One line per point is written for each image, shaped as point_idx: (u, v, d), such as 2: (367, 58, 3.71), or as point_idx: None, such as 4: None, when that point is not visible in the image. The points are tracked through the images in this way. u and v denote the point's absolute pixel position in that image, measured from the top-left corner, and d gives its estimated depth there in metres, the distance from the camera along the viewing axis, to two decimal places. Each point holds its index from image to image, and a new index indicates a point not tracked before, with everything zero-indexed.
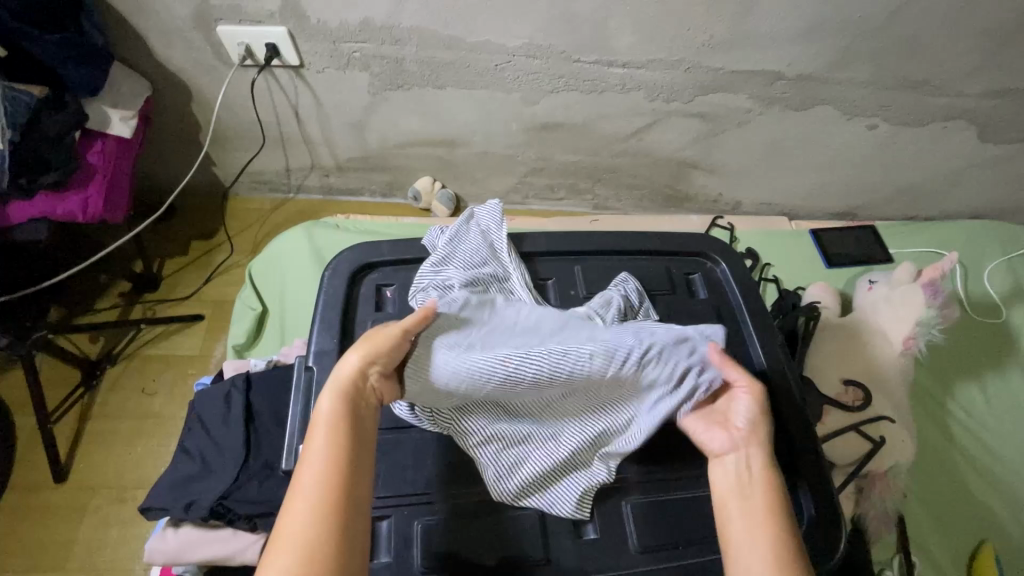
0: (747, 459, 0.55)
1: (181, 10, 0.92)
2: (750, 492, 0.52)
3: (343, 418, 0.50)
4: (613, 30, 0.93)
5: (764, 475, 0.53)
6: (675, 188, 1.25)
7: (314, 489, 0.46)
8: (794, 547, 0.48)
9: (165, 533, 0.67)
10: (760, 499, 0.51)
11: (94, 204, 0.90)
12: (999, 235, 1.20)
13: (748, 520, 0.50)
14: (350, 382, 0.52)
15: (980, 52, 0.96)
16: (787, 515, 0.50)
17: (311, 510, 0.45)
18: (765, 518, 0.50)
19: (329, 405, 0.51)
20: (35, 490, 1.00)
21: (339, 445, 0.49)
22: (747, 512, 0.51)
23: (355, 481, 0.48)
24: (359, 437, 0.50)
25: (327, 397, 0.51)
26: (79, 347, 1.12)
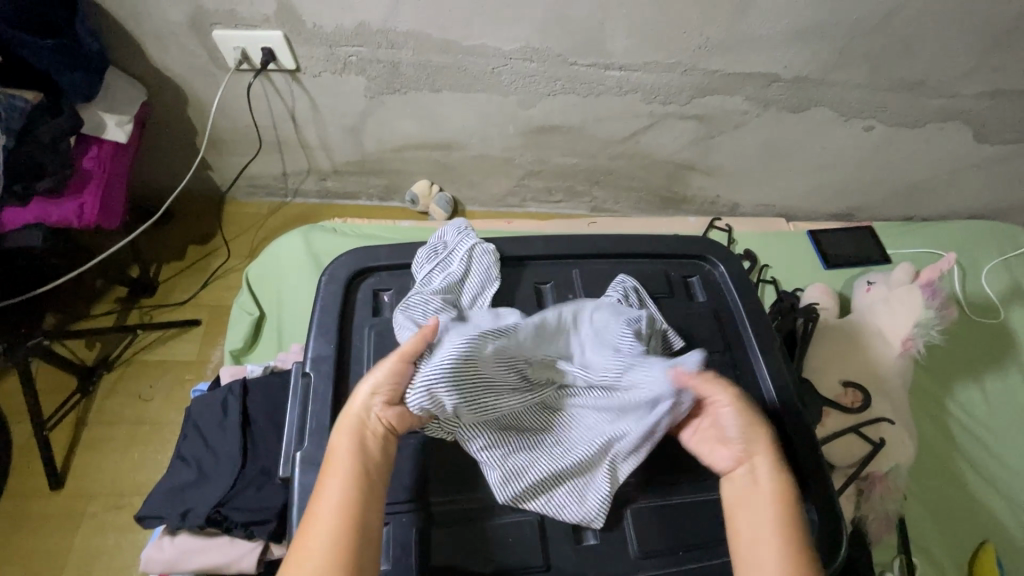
0: (752, 471, 0.54)
1: (175, 14, 0.92)
2: (759, 504, 0.52)
3: (357, 453, 0.51)
4: (610, 34, 0.93)
5: (770, 487, 0.53)
6: (673, 190, 1.25)
7: (330, 523, 0.47)
8: (807, 562, 0.49)
9: (161, 542, 0.66)
10: (767, 511, 0.52)
11: (89, 209, 0.90)
12: (996, 235, 1.20)
13: (756, 531, 0.51)
14: (356, 418, 0.53)
15: (975, 53, 0.96)
16: (799, 528, 0.51)
17: (326, 546, 0.46)
18: (773, 535, 0.50)
19: (344, 441, 0.52)
20: (30, 497, 0.99)
21: (354, 479, 0.50)
22: (751, 528, 0.52)
23: (369, 516, 0.49)
24: (372, 473, 0.51)
25: (342, 432, 0.53)
26: (75, 353, 1.11)
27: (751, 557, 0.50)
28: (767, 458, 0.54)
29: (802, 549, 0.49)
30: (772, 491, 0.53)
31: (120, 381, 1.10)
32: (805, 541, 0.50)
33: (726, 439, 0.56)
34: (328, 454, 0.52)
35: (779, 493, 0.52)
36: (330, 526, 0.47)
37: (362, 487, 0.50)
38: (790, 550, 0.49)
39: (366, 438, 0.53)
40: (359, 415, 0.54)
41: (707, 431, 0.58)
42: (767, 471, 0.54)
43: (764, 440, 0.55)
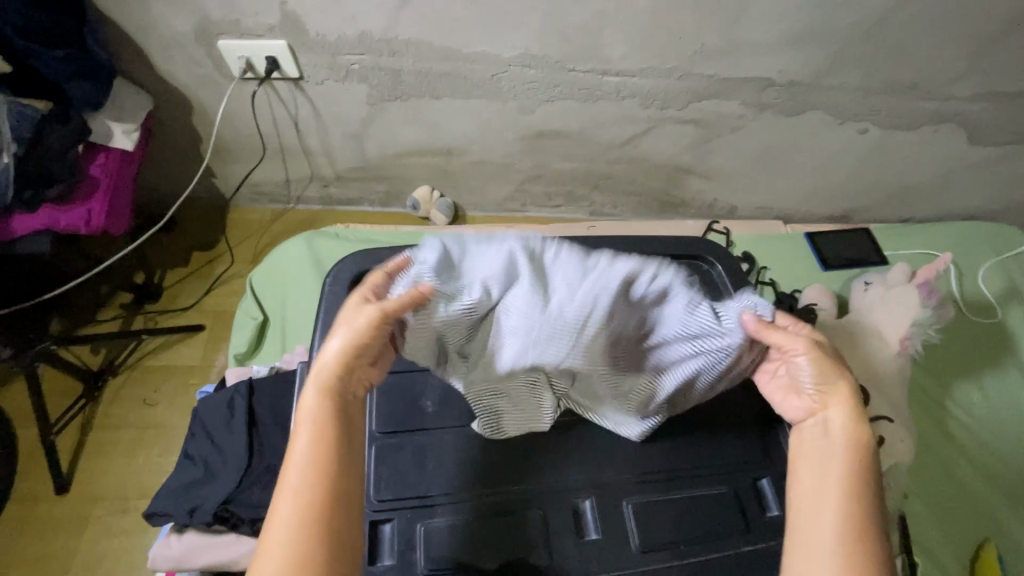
0: (828, 420, 0.50)
1: (183, 24, 0.94)
2: (827, 455, 0.48)
3: (328, 412, 0.47)
4: (607, 40, 0.95)
5: (844, 440, 0.48)
6: (671, 194, 1.27)
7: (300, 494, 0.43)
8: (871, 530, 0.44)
9: (168, 539, 0.68)
10: (835, 465, 0.47)
11: (97, 215, 0.91)
12: (991, 236, 1.21)
13: (819, 481, 0.47)
14: (334, 377, 0.48)
15: (964, 57, 0.98)
16: (870, 491, 0.46)
17: (296, 511, 0.43)
18: (835, 486, 0.46)
19: (313, 399, 0.47)
20: (36, 501, 1.00)
21: (325, 443, 0.46)
22: (814, 477, 0.48)
23: (342, 483, 0.45)
24: (342, 434, 0.47)
25: (310, 387, 0.48)
26: (81, 358, 1.12)
27: (806, 505, 0.47)
28: (845, 409, 0.49)
29: (868, 511, 0.45)
30: (844, 446, 0.48)
31: (126, 385, 1.11)
32: (874, 505, 0.46)
33: (799, 388, 0.53)
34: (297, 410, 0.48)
35: (855, 452, 0.47)
36: (302, 492, 0.43)
37: (331, 449, 0.45)
38: (855, 510, 0.45)
39: (344, 399, 0.49)
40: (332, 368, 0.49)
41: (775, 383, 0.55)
42: (845, 425, 0.49)
43: (850, 394, 0.50)
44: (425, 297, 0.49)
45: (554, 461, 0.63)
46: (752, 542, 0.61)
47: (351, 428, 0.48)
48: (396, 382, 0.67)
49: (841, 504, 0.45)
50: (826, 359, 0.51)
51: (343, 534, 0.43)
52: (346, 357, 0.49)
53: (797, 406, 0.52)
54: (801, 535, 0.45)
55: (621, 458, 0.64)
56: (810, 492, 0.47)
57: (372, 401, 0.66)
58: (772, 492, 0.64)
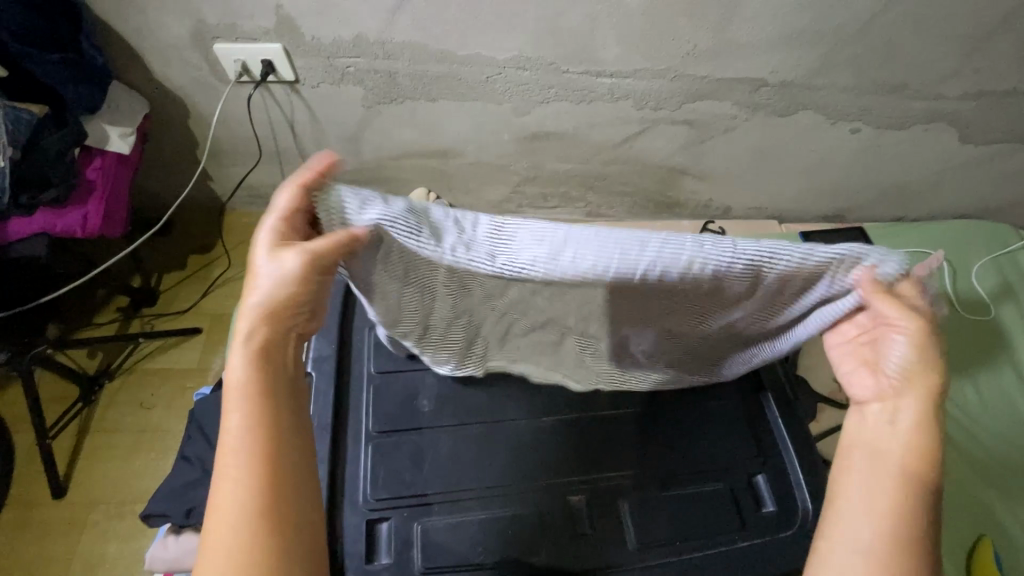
0: (899, 415, 0.48)
1: (178, 29, 0.94)
2: (886, 452, 0.47)
3: (255, 385, 0.44)
4: (600, 42, 0.96)
5: (909, 436, 0.47)
6: (665, 194, 1.28)
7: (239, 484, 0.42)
8: (915, 531, 0.44)
9: (166, 540, 0.69)
10: (893, 465, 0.46)
11: (93, 218, 0.92)
12: (984, 234, 1.22)
13: (869, 474, 0.46)
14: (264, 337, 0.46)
15: (954, 57, 0.99)
16: (927, 495, 0.45)
17: (234, 503, 0.41)
18: (888, 482, 0.45)
19: (240, 367, 0.44)
20: (33, 506, 1.00)
21: (257, 414, 0.44)
22: (866, 472, 0.46)
23: (283, 448, 0.44)
24: (272, 399, 0.45)
25: (236, 353, 0.45)
26: (78, 362, 1.12)
27: (855, 497, 0.46)
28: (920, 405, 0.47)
29: (920, 512, 0.44)
30: (907, 445, 0.46)
31: (123, 389, 1.11)
32: (932, 510, 0.44)
33: (879, 367, 0.50)
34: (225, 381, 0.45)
35: (916, 454, 0.46)
36: (239, 463, 0.42)
37: (265, 420, 0.44)
38: (903, 510, 0.44)
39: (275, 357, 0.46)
40: (256, 329, 0.45)
41: (855, 352, 0.52)
42: (914, 427, 0.47)
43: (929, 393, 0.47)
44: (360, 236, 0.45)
45: (550, 459, 0.63)
46: (748, 539, 0.61)
47: (286, 405, 0.45)
48: (391, 382, 0.67)
49: (891, 503, 0.44)
50: (924, 349, 0.47)
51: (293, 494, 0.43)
52: (261, 315, 0.45)
53: (865, 383, 0.50)
54: (843, 530, 0.45)
55: (617, 456, 0.64)
56: (858, 488, 0.46)
57: (368, 401, 0.66)
58: (767, 489, 0.65)
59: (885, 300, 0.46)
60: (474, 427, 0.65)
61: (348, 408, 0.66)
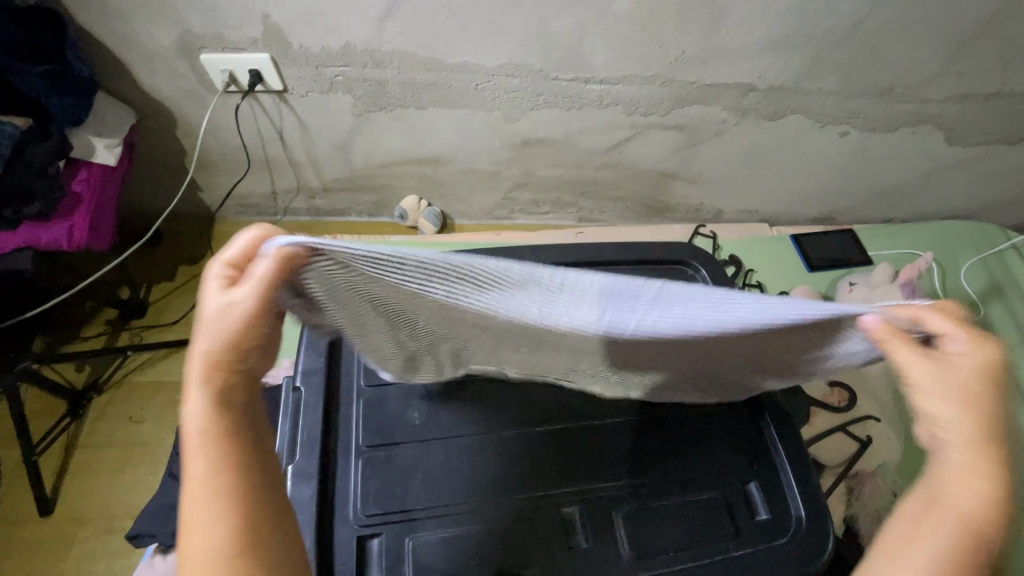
0: (961, 470, 0.43)
1: (163, 39, 0.93)
2: (940, 510, 0.44)
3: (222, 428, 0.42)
4: (589, 49, 0.96)
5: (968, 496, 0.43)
6: (657, 199, 1.28)
7: (217, 531, 0.40)
8: None
9: (154, 561, 0.70)
10: (947, 522, 0.43)
11: (79, 232, 0.90)
12: (972, 235, 1.23)
13: (920, 533, 0.44)
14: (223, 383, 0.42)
15: (938, 61, 1.00)
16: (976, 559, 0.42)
17: (212, 552, 0.39)
18: (936, 541, 0.43)
19: (202, 415, 0.41)
20: (20, 524, 0.98)
21: (223, 450, 0.41)
22: (912, 525, 0.44)
23: (258, 480, 0.43)
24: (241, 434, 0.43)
25: (196, 395, 0.41)
26: (65, 376, 1.11)
27: (902, 544, 0.44)
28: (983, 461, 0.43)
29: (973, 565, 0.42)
30: (969, 501, 0.43)
31: (112, 404, 1.09)
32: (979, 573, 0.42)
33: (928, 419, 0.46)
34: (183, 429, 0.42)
35: (979, 510, 0.43)
36: (210, 506, 0.40)
37: (236, 454, 0.42)
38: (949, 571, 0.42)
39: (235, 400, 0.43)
40: (216, 376, 0.42)
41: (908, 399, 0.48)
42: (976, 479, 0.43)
43: (989, 447, 0.43)
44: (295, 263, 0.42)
45: (541, 471, 0.63)
46: (742, 546, 0.61)
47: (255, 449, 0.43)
48: (380, 396, 0.67)
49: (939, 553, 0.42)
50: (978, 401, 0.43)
51: (270, 523, 0.42)
52: (226, 364, 0.42)
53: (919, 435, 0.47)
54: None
55: (611, 468, 0.64)
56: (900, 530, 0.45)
57: (358, 415, 0.65)
58: (760, 495, 0.65)
59: (908, 350, 0.44)
60: (466, 439, 0.64)
61: (338, 423, 0.65)
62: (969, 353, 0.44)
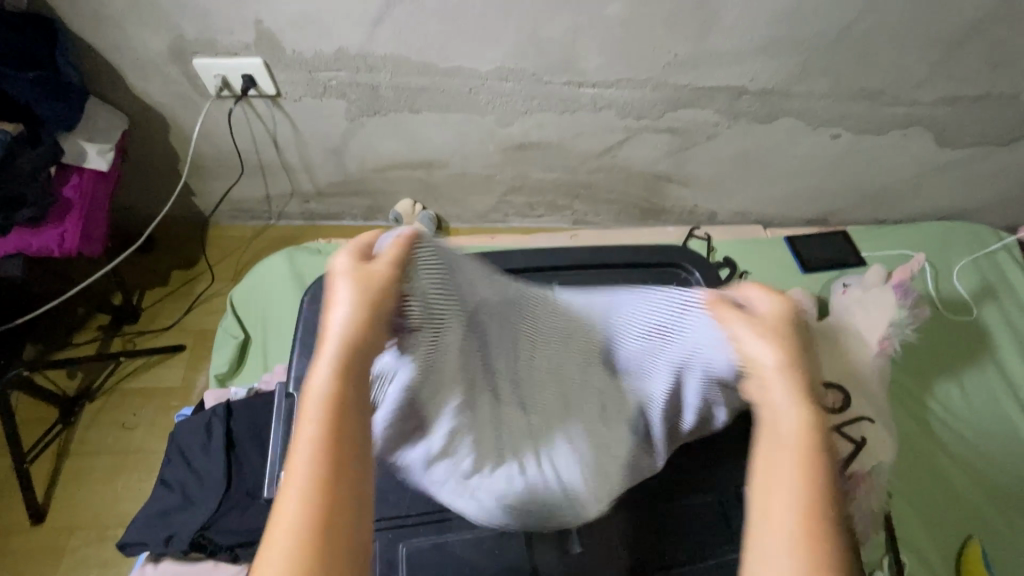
0: (781, 402, 0.43)
1: (156, 44, 0.93)
2: (785, 449, 0.41)
3: (338, 399, 0.40)
4: (581, 53, 0.96)
5: (796, 424, 0.42)
6: (652, 201, 1.28)
7: (301, 513, 0.36)
8: (822, 532, 0.37)
9: (144, 568, 0.70)
10: (789, 452, 0.41)
11: (71, 238, 0.90)
12: (964, 236, 1.24)
13: (780, 475, 0.40)
14: (352, 350, 0.41)
15: (928, 63, 1.01)
16: (827, 482, 0.40)
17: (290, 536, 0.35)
18: (790, 479, 0.39)
19: (325, 378, 0.40)
20: (10, 532, 0.97)
21: (333, 427, 0.39)
22: (770, 468, 0.41)
23: (353, 480, 0.38)
24: (350, 413, 0.40)
25: (322, 367, 0.40)
26: (56, 383, 1.10)
27: (761, 505, 0.40)
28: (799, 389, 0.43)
29: (828, 507, 0.39)
30: (799, 421, 0.42)
31: (104, 410, 1.08)
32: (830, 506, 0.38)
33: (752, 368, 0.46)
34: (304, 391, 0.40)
35: (806, 430, 0.41)
36: (303, 481, 0.37)
37: (340, 434, 0.39)
38: (809, 508, 0.38)
39: (354, 372, 0.41)
40: (343, 345, 0.41)
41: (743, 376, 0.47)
42: (801, 409, 0.42)
43: (801, 379, 0.43)
44: (412, 243, 0.46)
45: None
46: (736, 550, 0.61)
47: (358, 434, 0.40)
48: None
49: (791, 499, 0.39)
50: (779, 334, 0.45)
51: (359, 529, 0.37)
52: (354, 338, 0.42)
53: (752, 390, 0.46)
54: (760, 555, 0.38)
55: None
56: (757, 492, 0.41)
57: None
58: None
59: (730, 312, 0.46)
60: None
61: None
62: (768, 301, 0.47)
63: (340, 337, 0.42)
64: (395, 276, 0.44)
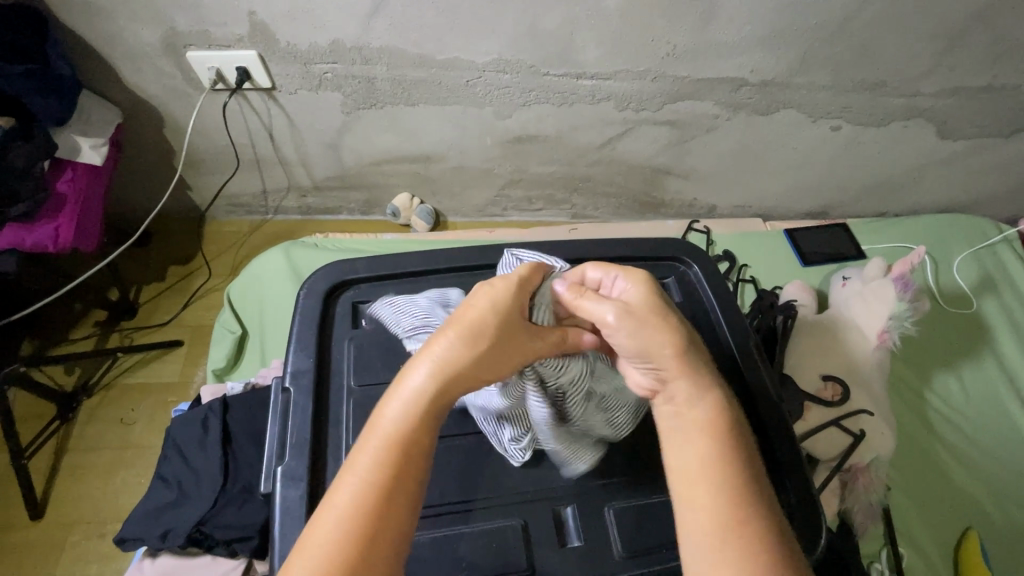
0: (684, 392, 0.50)
1: (149, 37, 0.92)
2: (693, 434, 0.49)
3: (402, 431, 0.44)
4: (579, 44, 0.95)
5: (701, 410, 0.49)
6: (650, 194, 1.28)
7: (342, 522, 0.41)
8: (736, 497, 0.46)
9: (143, 563, 0.71)
10: (698, 436, 0.49)
11: (65, 232, 0.89)
12: (965, 228, 1.23)
13: (696, 456, 0.48)
14: (429, 388, 0.45)
15: (930, 54, 1.00)
16: (733, 453, 0.48)
17: (331, 537, 0.41)
18: (704, 460, 0.47)
19: (396, 409, 0.45)
20: (9, 528, 0.97)
21: (388, 459, 0.43)
22: (685, 453, 0.48)
23: (393, 509, 0.42)
24: (409, 450, 0.44)
25: (397, 400, 0.45)
26: (54, 379, 1.10)
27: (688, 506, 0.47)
28: (690, 378, 0.50)
29: (744, 478, 0.47)
30: (705, 409, 0.50)
31: (102, 406, 1.08)
32: (742, 474, 0.47)
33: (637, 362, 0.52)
34: (376, 417, 0.46)
35: (711, 413, 0.49)
36: (351, 495, 0.42)
37: (394, 467, 0.43)
38: (724, 480, 0.46)
39: (427, 408, 0.45)
40: (425, 382, 0.45)
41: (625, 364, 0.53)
42: (700, 394, 0.50)
43: (690, 367, 0.50)
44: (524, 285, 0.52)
45: (535, 472, 0.62)
46: None
47: (409, 468, 0.44)
48: (371, 396, 0.66)
49: (711, 488, 0.46)
50: (653, 329, 0.50)
51: (391, 554, 0.42)
52: (437, 378, 0.45)
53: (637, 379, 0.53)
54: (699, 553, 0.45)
55: (606, 469, 0.63)
56: (681, 497, 0.47)
57: (349, 415, 0.65)
58: None
59: (589, 306, 0.52)
60: (457, 439, 0.63)
61: (329, 422, 0.64)
62: (630, 288, 0.53)
63: (425, 385, 0.45)
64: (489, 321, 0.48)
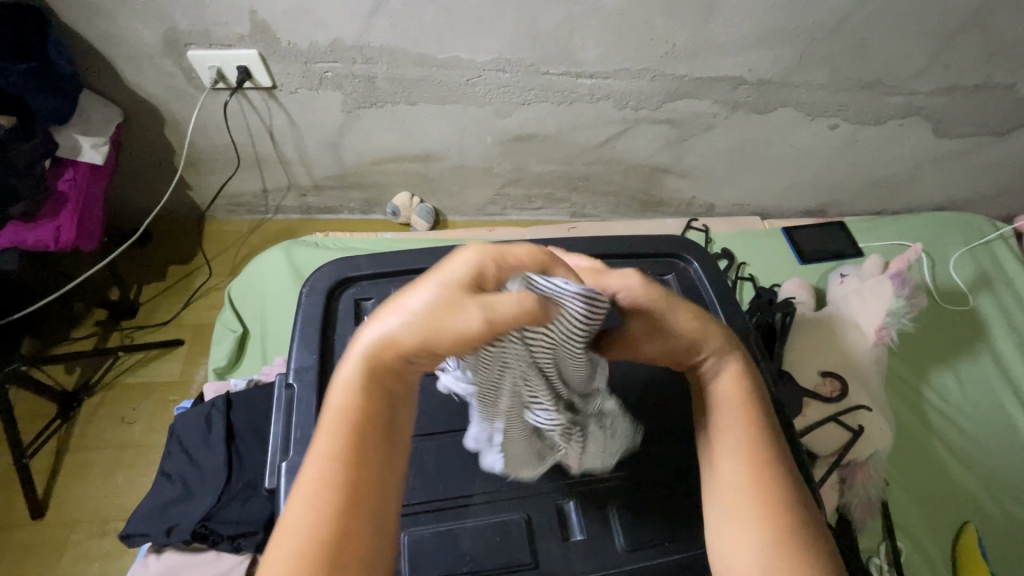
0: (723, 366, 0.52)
1: (149, 36, 0.92)
2: (728, 401, 0.51)
3: (351, 411, 0.42)
4: (578, 43, 0.96)
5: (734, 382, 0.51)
6: (649, 193, 1.28)
7: (307, 505, 0.40)
8: (763, 464, 0.48)
9: (147, 559, 0.71)
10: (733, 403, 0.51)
11: (66, 231, 0.89)
12: (961, 225, 1.24)
13: (728, 422, 0.50)
14: (376, 365, 0.43)
15: (926, 53, 1.01)
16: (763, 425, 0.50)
17: (299, 524, 0.40)
18: (735, 427, 0.49)
19: (344, 389, 0.43)
20: (10, 527, 0.97)
21: (342, 441, 0.42)
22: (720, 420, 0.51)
23: (357, 491, 0.41)
24: (364, 428, 0.42)
25: (344, 379, 0.43)
26: (55, 378, 1.10)
27: (717, 494, 0.48)
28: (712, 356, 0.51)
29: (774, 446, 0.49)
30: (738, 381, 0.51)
31: (103, 405, 1.08)
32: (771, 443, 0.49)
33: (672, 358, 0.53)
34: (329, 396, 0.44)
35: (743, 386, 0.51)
36: (312, 479, 0.41)
37: (349, 447, 0.42)
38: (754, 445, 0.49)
39: (374, 388, 0.43)
40: (369, 360, 0.43)
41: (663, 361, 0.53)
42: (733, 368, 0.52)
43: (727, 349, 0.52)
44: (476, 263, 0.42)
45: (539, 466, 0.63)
46: None
47: (366, 450, 0.42)
48: None
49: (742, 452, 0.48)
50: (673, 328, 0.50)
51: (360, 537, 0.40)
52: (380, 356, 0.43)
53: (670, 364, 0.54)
54: (727, 541, 0.46)
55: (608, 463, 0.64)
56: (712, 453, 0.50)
57: None
58: None
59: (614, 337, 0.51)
60: (460, 435, 0.64)
61: None
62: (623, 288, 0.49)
63: (364, 359, 0.43)
64: (436, 302, 0.41)
